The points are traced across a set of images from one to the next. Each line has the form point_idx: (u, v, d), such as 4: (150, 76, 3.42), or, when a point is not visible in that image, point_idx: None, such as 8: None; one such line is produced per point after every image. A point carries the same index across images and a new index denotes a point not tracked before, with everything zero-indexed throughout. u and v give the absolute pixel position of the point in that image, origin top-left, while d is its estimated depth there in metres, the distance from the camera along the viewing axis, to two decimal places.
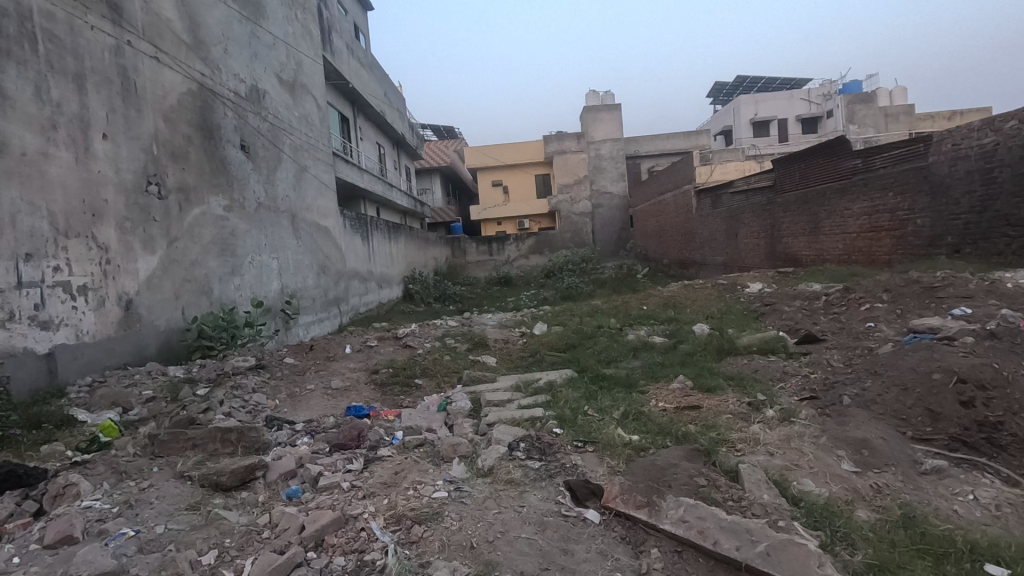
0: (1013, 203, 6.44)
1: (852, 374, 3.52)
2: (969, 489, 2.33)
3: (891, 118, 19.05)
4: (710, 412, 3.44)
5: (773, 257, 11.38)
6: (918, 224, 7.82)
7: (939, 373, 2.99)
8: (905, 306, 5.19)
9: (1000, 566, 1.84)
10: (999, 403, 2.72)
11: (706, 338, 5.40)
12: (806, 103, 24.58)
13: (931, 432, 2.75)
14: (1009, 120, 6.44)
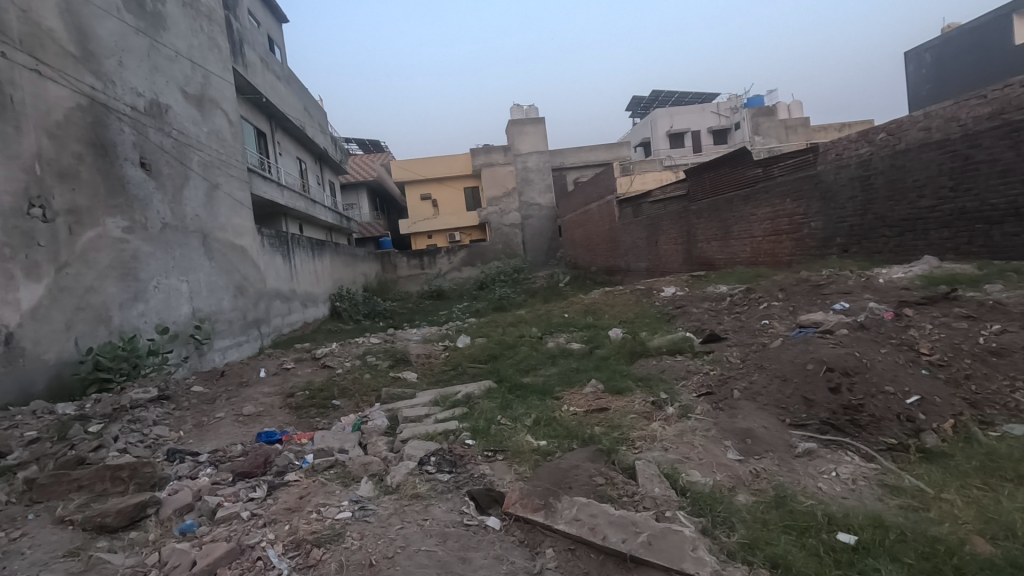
0: (888, 205, 7.18)
1: (743, 369, 3.80)
2: (833, 467, 2.58)
3: (791, 129, 20.66)
4: (617, 413, 3.61)
5: (690, 261, 12.03)
6: (813, 227, 8.53)
7: (812, 364, 3.30)
8: (797, 302, 5.63)
9: (850, 534, 2.03)
10: (860, 388, 3.02)
11: (620, 342, 5.64)
12: (715, 116, 26.24)
13: (806, 418, 3.02)
14: (880, 132, 7.20)
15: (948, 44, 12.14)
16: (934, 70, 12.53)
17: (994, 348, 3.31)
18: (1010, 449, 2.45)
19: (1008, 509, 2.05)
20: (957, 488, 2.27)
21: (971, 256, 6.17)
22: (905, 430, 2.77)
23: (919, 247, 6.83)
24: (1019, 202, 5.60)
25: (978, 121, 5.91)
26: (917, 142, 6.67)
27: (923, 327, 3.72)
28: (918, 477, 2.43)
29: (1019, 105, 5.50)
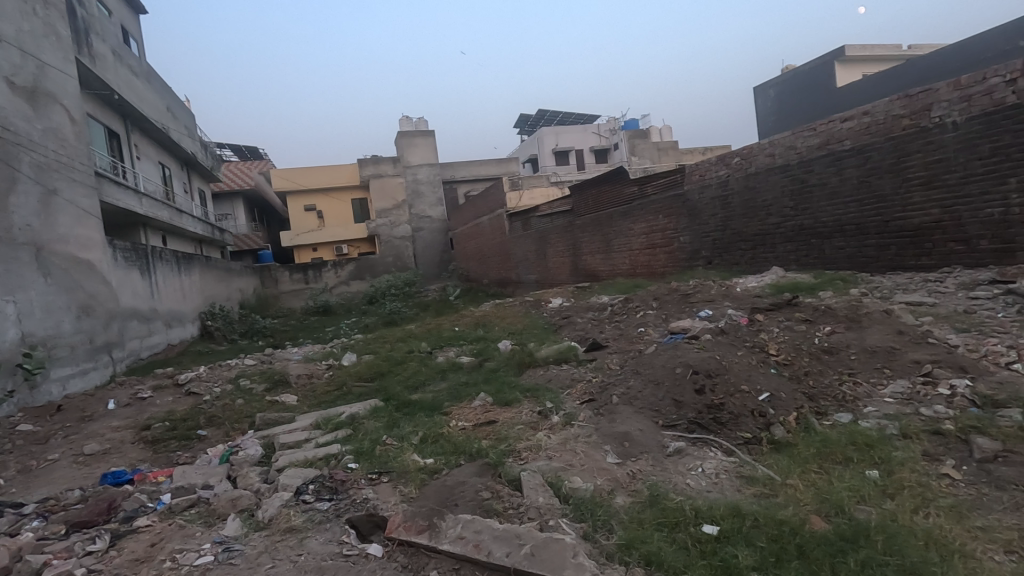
0: (743, 222, 8.03)
1: (622, 375, 4.01)
2: (699, 464, 2.79)
3: (662, 151, 22.49)
4: (504, 424, 3.64)
5: (576, 273, 12.59)
6: (682, 241, 9.31)
7: (680, 368, 3.56)
8: (669, 310, 6.09)
9: (713, 526, 2.19)
10: (721, 388, 3.31)
11: (510, 354, 5.72)
12: (596, 137, 27.87)
13: (676, 418, 3.25)
14: (735, 157, 8.06)
15: (787, 83, 13.96)
16: (775, 103, 14.33)
17: (826, 347, 3.80)
18: (840, 434, 2.80)
19: (837, 489, 2.34)
20: (800, 474, 2.54)
21: (809, 267, 7.08)
22: (758, 424, 3.08)
23: (769, 259, 7.71)
24: (843, 220, 6.52)
25: (810, 150, 6.84)
26: (765, 167, 7.55)
27: (772, 331, 4.18)
28: (769, 466, 2.69)
29: (840, 138, 6.44)
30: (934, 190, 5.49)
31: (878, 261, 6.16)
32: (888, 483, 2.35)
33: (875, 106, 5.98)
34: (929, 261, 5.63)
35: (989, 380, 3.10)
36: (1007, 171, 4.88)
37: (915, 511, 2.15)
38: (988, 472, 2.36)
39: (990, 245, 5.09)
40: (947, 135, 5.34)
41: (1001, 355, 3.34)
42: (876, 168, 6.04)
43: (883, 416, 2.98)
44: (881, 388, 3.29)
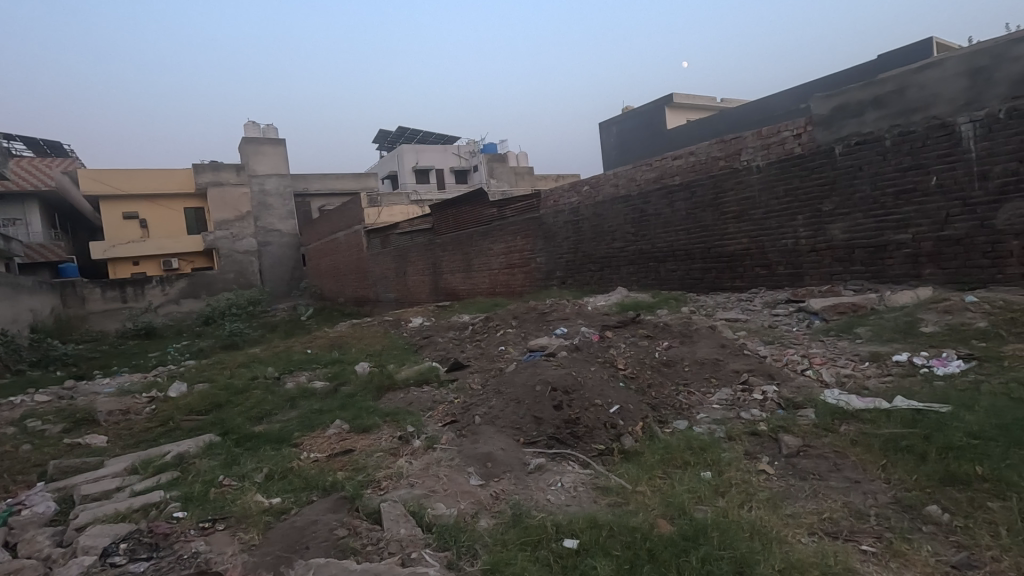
0: (593, 245, 8.62)
1: (483, 395, 4.01)
2: (558, 478, 2.87)
3: (519, 176, 23.52)
4: (362, 453, 3.43)
5: (437, 292, 12.54)
6: (538, 262, 9.74)
7: (540, 385, 3.65)
8: (527, 328, 6.26)
9: (573, 539, 2.25)
10: (577, 403, 3.46)
11: (368, 376, 5.44)
12: (456, 157, 28.29)
13: (536, 435, 3.31)
14: (585, 185, 8.65)
15: (627, 121, 15.48)
16: (618, 139, 15.78)
17: (665, 360, 4.19)
18: (679, 440, 3.08)
19: (679, 492, 2.54)
20: (647, 480, 2.73)
21: (648, 287, 7.81)
22: (610, 436, 3.26)
23: (614, 280, 8.37)
24: (675, 246, 7.32)
25: (648, 182, 7.60)
26: (610, 196, 8.22)
27: (620, 347, 4.50)
28: (621, 475, 2.86)
29: (672, 173, 7.25)
30: (745, 223, 6.42)
31: (703, 282, 7.01)
32: (719, 482, 2.61)
33: (698, 148, 6.84)
34: (742, 283, 6.53)
35: (790, 385, 3.65)
36: (796, 210, 5.89)
37: (741, 506, 2.41)
38: (794, 465, 2.75)
39: (785, 270, 6.06)
40: (753, 176, 6.28)
41: (798, 363, 3.96)
42: (701, 201, 6.89)
43: (712, 421, 3.35)
44: (710, 396, 3.70)
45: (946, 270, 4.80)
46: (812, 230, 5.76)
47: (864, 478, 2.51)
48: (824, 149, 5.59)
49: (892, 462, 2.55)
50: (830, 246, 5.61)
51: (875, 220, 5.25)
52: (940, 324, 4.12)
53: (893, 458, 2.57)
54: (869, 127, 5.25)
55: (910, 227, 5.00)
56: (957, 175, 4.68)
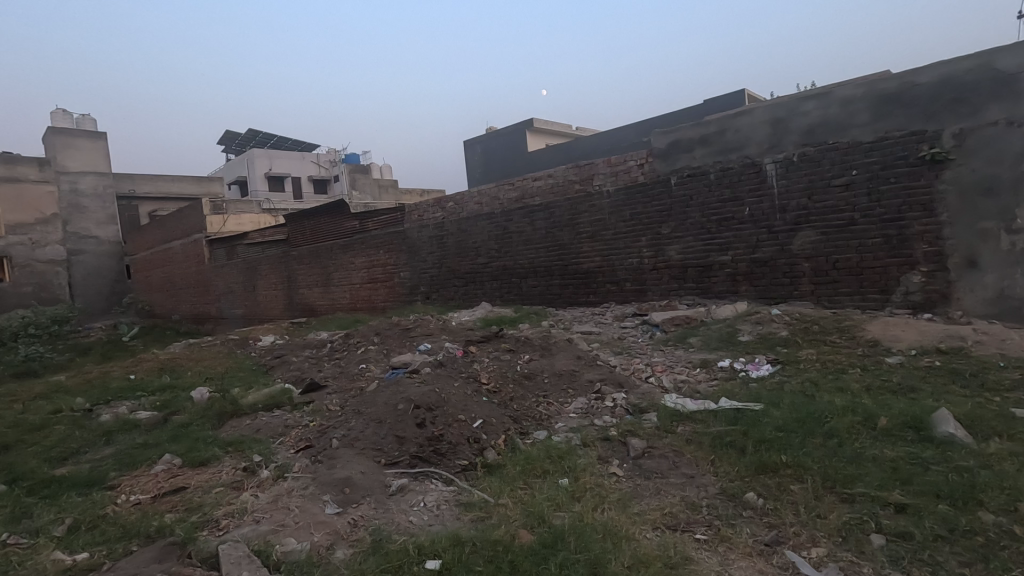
0: (457, 260, 8.67)
1: (341, 417, 3.79)
2: (421, 498, 2.79)
3: (383, 188, 22.98)
4: (197, 490, 3.04)
5: (291, 307, 11.72)
6: (401, 277, 9.55)
7: (402, 403, 3.53)
8: (390, 345, 6.05)
9: (436, 560, 2.20)
10: (440, 419, 3.41)
11: (206, 402, 4.86)
12: (315, 166, 26.88)
13: (398, 455, 3.20)
14: (450, 201, 8.69)
15: (490, 142, 15.93)
16: (481, 157, 16.16)
17: (526, 373, 4.32)
18: (540, 450, 3.18)
19: (539, 500, 2.61)
20: (509, 492, 2.77)
21: (510, 302, 8.06)
22: (474, 450, 3.26)
23: (478, 295, 8.49)
24: (536, 263, 7.65)
25: (510, 201, 7.85)
26: (474, 213, 8.34)
27: (483, 361, 4.55)
28: (484, 489, 2.86)
29: (532, 193, 7.58)
30: (598, 243, 6.92)
31: (561, 298, 7.41)
32: (576, 488, 2.74)
33: (556, 171, 7.25)
34: (595, 298, 7.02)
35: (636, 392, 3.97)
36: (640, 231, 6.49)
37: (595, 508, 2.55)
38: (640, 466, 2.98)
39: (632, 286, 6.64)
40: (603, 200, 6.81)
41: (642, 371, 4.34)
42: (559, 221, 7.30)
43: (569, 430, 3.52)
44: (567, 406, 3.89)
45: (758, 287, 5.61)
46: (654, 250, 6.39)
47: (697, 473, 2.80)
48: (662, 179, 6.25)
49: (719, 456, 2.88)
50: (668, 265, 6.27)
51: (703, 243, 5.98)
52: (754, 333, 4.79)
53: (719, 453, 2.91)
54: (697, 162, 5.98)
55: (730, 250, 5.78)
56: (764, 206, 5.52)
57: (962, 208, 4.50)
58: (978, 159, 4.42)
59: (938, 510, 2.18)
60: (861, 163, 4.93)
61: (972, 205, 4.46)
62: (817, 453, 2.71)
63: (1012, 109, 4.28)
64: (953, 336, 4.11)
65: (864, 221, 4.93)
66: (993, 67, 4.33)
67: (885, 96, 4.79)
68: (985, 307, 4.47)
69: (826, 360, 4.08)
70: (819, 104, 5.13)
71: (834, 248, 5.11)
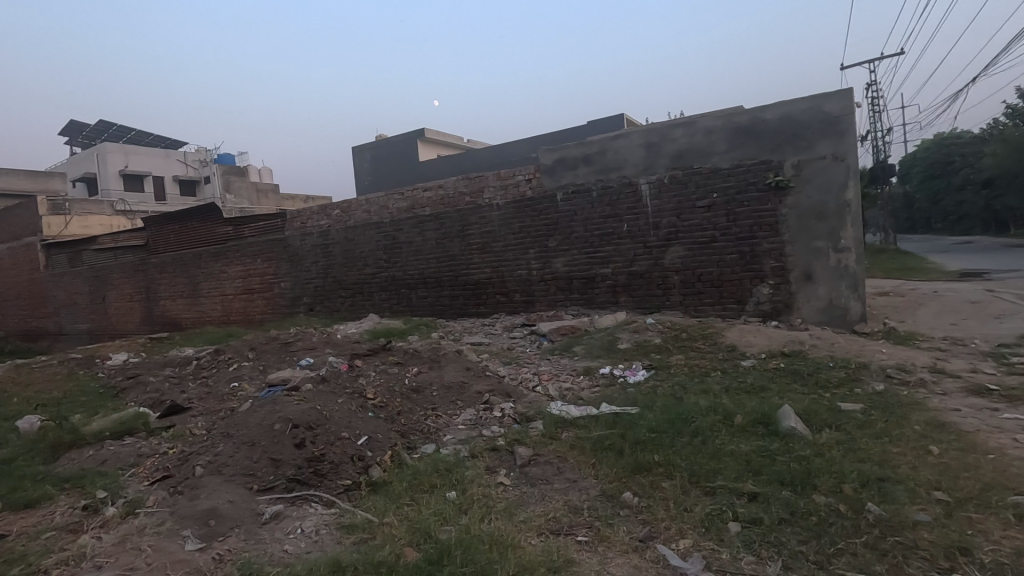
0: (343, 271, 8.32)
1: (207, 441, 3.44)
2: (298, 524, 2.61)
3: (261, 193, 21.48)
4: (20, 538, 2.59)
5: (151, 321, 10.51)
6: (282, 287, 8.96)
7: (279, 423, 3.29)
8: (267, 360, 5.62)
9: None
10: (321, 438, 3.22)
11: (37, 433, 4.18)
12: (181, 165, 24.48)
13: (273, 479, 2.97)
14: (336, 209, 8.32)
15: (379, 150, 15.52)
16: (370, 165, 15.70)
17: (414, 387, 4.23)
18: (427, 464, 3.12)
19: (425, 516, 2.56)
20: (394, 510, 2.68)
21: (399, 313, 7.88)
22: (357, 469, 3.12)
23: (366, 306, 8.20)
24: (426, 274, 7.57)
25: (400, 211, 7.70)
26: (362, 221, 8.06)
27: (369, 376, 4.38)
28: (367, 509, 2.75)
29: (423, 204, 7.49)
30: (488, 254, 7.01)
31: (451, 309, 7.39)
32: (463, 500, 2.72)
33: (447, 182, 7.24)
34: (485, 309, 7.10)
35: (524, 401, 4.06)
36: (528, 244, 6.68)
37: (482, 519, 2.55)
38: (526, 473, 3.04)
39: (520, 297, 6.81)
40: (493, 213, 6.92)
41: (530, 381, 4.44)
42: (449, 232, 7.29)
43: (457, 442, 3.50)
44: (456, 418, 3.87)
45: (635, 298, 6.01)
46: (541, 262, 6.61)
47: (579, 477, 2.91)
48: (549, 195, 6.49)
49: (599, 459, 3.03)
50: (555, 277, 6.52)
51: (586, 256, 6.29)
52: (631, 341, 5.11)
53: (600, 456, 3.06)
54: (581, 179, 6.29)
55: (610, 263, 6.14)
56: (640, 223, 5.94)
57: (800, 229, 5.19)
58: (812, 187, 5.13)
59: (782, 496, 2.47)
60: (720, 187, 5.50)
61: (807, 227, 5.16)
62: (685, 452, 2.94)
63: (836, 146, 5.03)
64: (794, 341, 4.71)
65: (724, 239, 5.49)
66: (822, 109, 5.06)
67: (739, 128, 5.39)
68: (818, 315, 5.18)
69: (693, 364, 4.47)
70: (686, 132, 5.64)
71: (700, 262, 5.63)
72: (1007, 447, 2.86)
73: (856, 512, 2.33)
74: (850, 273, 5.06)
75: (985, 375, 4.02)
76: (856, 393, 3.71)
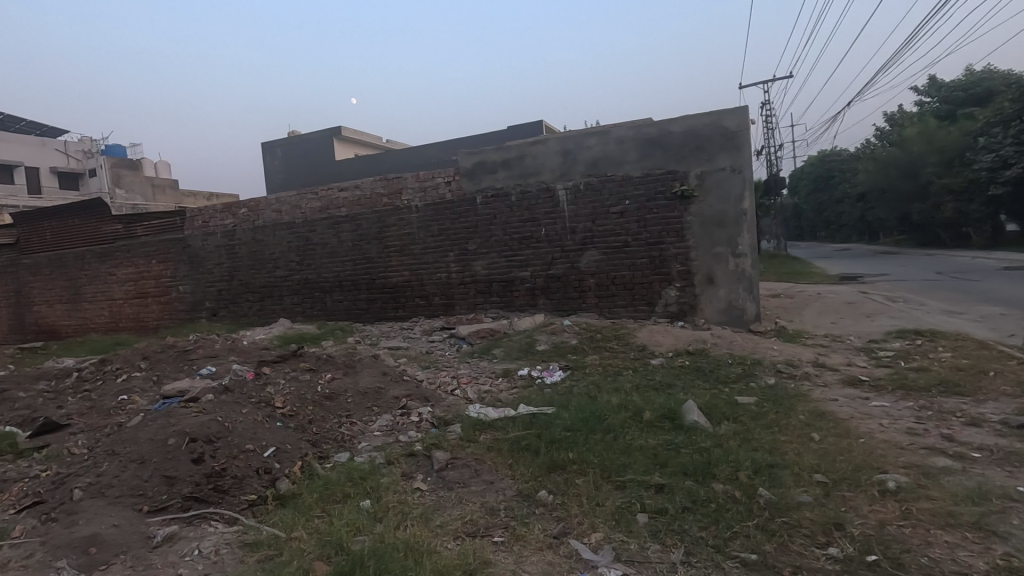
0: (251, 273, 7.84)
1: (88, 461, 3.12)
2: (195, 545, 2.42)
3: (158, 189, 19.78)
4: None
5: (22, 329, 9.35)
6: (180, 291, 8.30)
7: (174, 438, 3.03)
8: (161, 370, 5.16)
9: None
10: (222, 452, 3.01)
11: None
12: (60, 156, 22.08)
13: (166, 499, 2.74)
14: (242, 208, 7.84)
15: (292, 147, 14.80)
16: (282, 162, 14.92)
17: (327, 394, 4.07)
18: (340, 474, 3.01)
19: (337, 527, 2.46)
20: (303, 524, 2.56)
21: (312, 318, 7.56)
22: (263, 482, 2.95)
23: (275, 311, 7.77)
24: (341, 276, 7.31)
25: (313, 211, 7.39)
26: (271, 222, 7.64)
27: (278, 384, 4.16)
28: (274, 524, 2.60)
29: (338, 205, 7.24)
30: (406, 257, 6.89)
31: (368, 313, 7.19)
32: (377, 509, 2.65)
33: (363, 182, 7.04)
34: (404, 313, 6.97)
35: (441, 405, 4.03)
36: (447, 247, 6.64)
37: (397, 527, 2.50)
38: (443, 478, 3.01)
39: (440, 300, 6.75)
40: (412, 215, 6.82)
41: (448, 384, 4.42)
42: (366, 234, 7.09)
43: (373, 449, 3.41)
44: (372, 424, 3.77)
45: (553, 300, 6.14)
46: (461, 266, 6.60)
47: (497, 478, 2.93)
48: (468, 198, 6.49)
49: (516, 460, 3.06)
50: (474, 279, 6.53)
51: (505, 259, 6.36)
52: (549, 343, 5.22)
53: (516, 457, 3.10)
54: (500, 184, 6.35)
55: (529, 267, 6.25)
56: (557, 228, 6.09)
57: (702, 236, 5.55)
58: (713, 197, 5.51)
59: (685, 486, 2.63)
60: (632, 195, 5.76)
61: (709, 233, 5.53)
62: (598, 448, 3.05)
63: (734, 159, 5.44)
64: (698, 340, 5.03)
65: (635, 244, 5.76)
66: (722, 124, 5.45)
67: (649, 139, 5.68)
68: (719, 315, 5.57)
69: (607, 364, 4.65)
70: (599, 141, 5.86)
71: (613, 266, 5.87)
72: (875, 431, 3.23)
73: (749, 497, 2.53)
74: (746, 276, 5.48)
75: (858, 368, 4.51)
76: (751, 387, 4.02)
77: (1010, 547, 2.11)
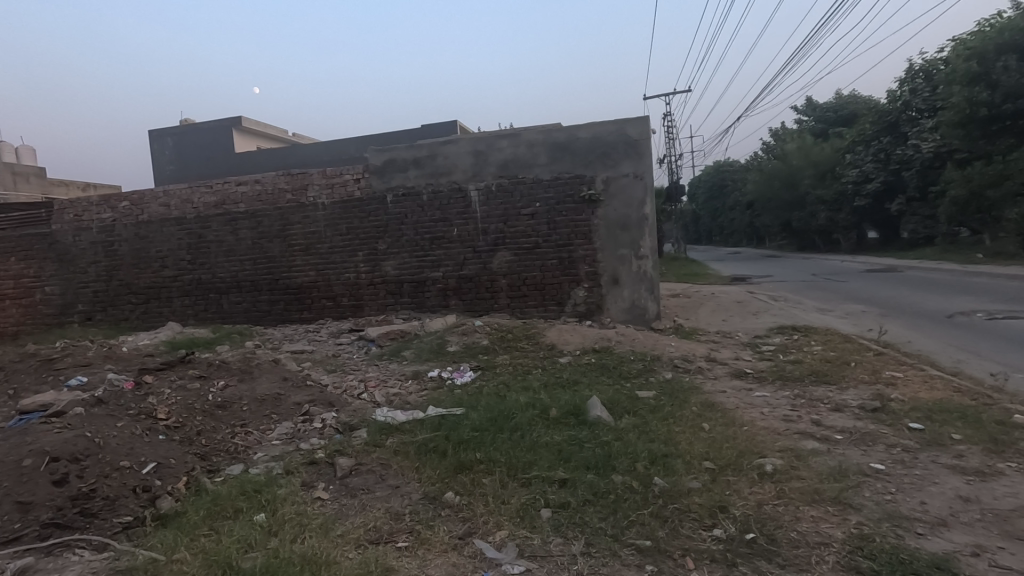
0: (133, 273, 7.13)
1: None
2: None
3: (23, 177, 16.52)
4: None
5: None
6: (47, 292, 7.37)
7: (29, 458, 2.69)
8: (19, 383, 4.54)
9: None
10: (91, 471, 2.70)
11: None
12: None
13: (20, 528, 2.42)
14: (122, 201, 7.10)
15: (185, 136, 13.65)
16: (173, 152, 13.72)
17: (220, 403, 3.78)
18: (231, 487, 2.81)
19: (226, 545, 2.30)
20: (187, 544, 2.36)
21: (206, 321, 7.01)
22: (141, 502, 2.68)
23: (163, 313, 7.13)
24: (240, 277, 6.84)
25: (207, 207, 6.85)
26: (158, 217, 7.00)
27: (161, 394, 3.80)
28: (152, 547, 2.38)
29: (235, 200, 6.77)
30: (311, 256, 6.58)
31: (269, 315, 6.79)
32: (273, 522, 2.50)
33: (264, 177, 6.64)
34: (309, 314, 6.66)
35: (346, 410, 3.88)
36: (356, 246, 6.42)
37: (294, 539, 2.37)
38: (346, 485, 2.90)
39: (348, 302, 6.52)
40: (318, 213, 6.51)
41: (355, 388, 4.27)
42: (267, 232, 6.69)
43: (270, 459, 3.21)
44: (269, 433, 3.56)
45: (465, 301, 6.14)
46: (370, 266, 6.41)
47: (402, 482, 2.87)
48: (378, 196, 6.31)
49: (423, 463, 3.02)
50: (384, 280, 6.37)
51: (417, 259, 6.26)
52: (460, 343, 5.21)
53: (423, 460, 3.05)
54: (411, 182, 6.23)
55: (441, 267, 6.19)
56: (468, 229, 6.09)
57: (608, 238, 5.79)
58: (617, 202, 5.77)
59: (587, 480, 2.72)
60: (542, 197, 5.89)
61: (614, 236, 5.78)
62: (505, 447, 3.08)
63: (636, 166, 5.72)
64: (603, 338, 5.24)
65: (545, 245, 5.90)
66: (625, 132, 5.71)
67: (558, 143, 5.83)
68: (623, 314, 5.84)
69: (516, 363, 4.72)
70: (510, 143, 5.92)
71: (524, 266, 5.96)
72: (756, 419, 3.53)
73: (645, 486, 2.67)
74: (647, 277, 5.78)
75: (744, 361, 4.91)
76: (651, 381, 4.25)
77: (862, 517, 2.39)
